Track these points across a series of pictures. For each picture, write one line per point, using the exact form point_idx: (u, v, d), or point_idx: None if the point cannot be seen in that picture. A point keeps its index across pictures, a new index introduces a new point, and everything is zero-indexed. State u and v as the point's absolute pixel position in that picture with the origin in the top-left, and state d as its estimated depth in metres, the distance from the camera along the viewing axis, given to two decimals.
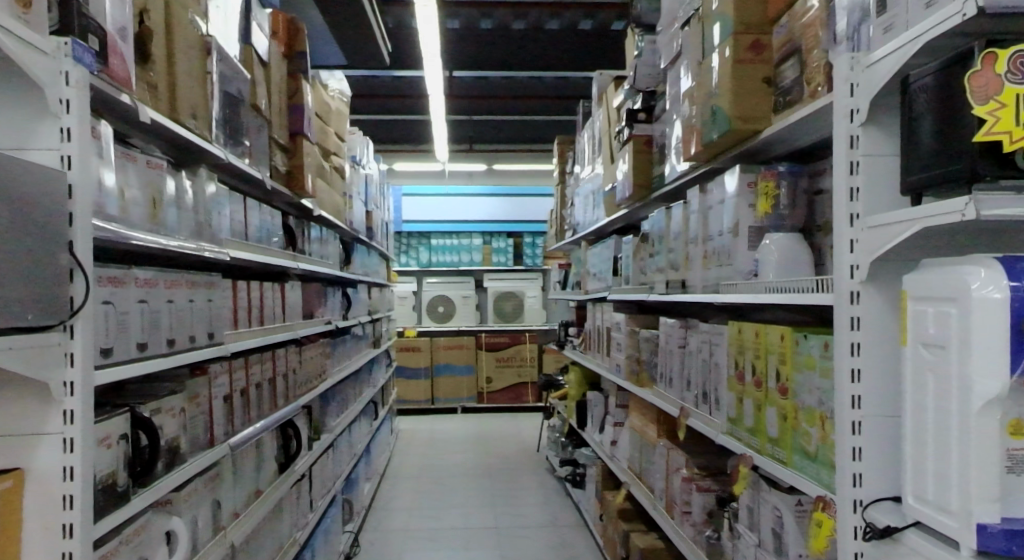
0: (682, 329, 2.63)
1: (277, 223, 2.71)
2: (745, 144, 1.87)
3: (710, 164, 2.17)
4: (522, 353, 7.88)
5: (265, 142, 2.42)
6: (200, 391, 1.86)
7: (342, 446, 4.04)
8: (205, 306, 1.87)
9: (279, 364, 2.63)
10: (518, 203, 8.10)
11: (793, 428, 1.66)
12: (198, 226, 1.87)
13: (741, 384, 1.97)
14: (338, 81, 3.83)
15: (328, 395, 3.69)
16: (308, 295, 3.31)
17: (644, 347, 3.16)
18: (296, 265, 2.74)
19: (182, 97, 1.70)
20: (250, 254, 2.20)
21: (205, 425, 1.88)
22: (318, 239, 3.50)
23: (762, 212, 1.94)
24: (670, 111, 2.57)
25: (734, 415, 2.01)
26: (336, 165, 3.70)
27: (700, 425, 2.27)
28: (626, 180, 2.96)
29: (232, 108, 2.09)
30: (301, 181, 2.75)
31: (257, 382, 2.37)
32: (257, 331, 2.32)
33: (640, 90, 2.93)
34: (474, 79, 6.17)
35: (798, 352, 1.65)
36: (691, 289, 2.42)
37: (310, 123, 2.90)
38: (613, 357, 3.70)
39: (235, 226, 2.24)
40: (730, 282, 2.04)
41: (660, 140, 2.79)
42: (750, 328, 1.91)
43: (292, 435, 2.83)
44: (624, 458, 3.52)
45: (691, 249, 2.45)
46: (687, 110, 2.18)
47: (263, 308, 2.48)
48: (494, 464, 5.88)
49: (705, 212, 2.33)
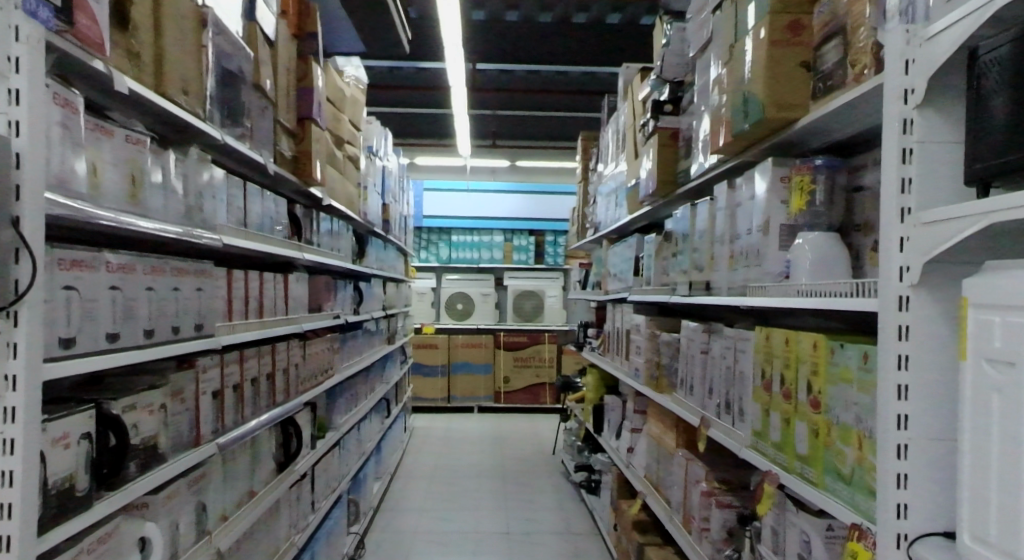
0: (704, 334, 2.48)
1: (282, 211, 2.59)
2: (779, 136, 1.72)
3: (739, 157, 2.01)
4: (540, 353, 7.74)
5: (269, 125, 2.31)
6: (185, 386, 1.76)
7: (350, 444, 3.94)
8: (195, 296, 1.76)
9: (280, 360, 2.53)
10: (542, 200, 7.94)
11: (825, 446, 1.51)
12: (188, 211, 1.75)
13: (768, 395, 1.81)
14: (355, 68, 3.73)
15: (336, 392, 3.59)
16: (316, 288, 3.22)
17: (664, 351, 3.01)
18: (301, 255, 2.63)
19: (171, 71, 1.59)
20: (247, 242, 2.09)
21: (190, 424, 1.78)
22: (329, 231, 3.40)
23: (796, 209, 1.78)
24: (698, 102, 2.42)
25: (760, 428, 1.86)
26: (350, 155, 3.58)
27: (722, 437, 2.12)
28: (650, 176, 2.81)
29: (232, 88, 1.99)
30: (308, 168, 2.63)
31: (254, 377, 2.26)
32: (254, 324, 2.21)
33: (667, 81, 2.78)
34: (498, 72, 6.05)
35: (832, 364, 1.50)
36: (715, 291, 2.27)
37: (321, 108, 2.78)
38: (632, 361, 3.56)
39: (233, 212, 2.13)
40: (759, 284, 1.88)
41: (686, 133, 2.64)
42: (779, 335, 1.76)
43: (293, 433, 2.73)
44: (641, 466, 3.37)
45: (716, 249, 2.29)
46: (716, 99, 2.03)
47: (263, 299, 2.36)
48: (509, 466, 5.76)
49: (733, 210, 2.17)
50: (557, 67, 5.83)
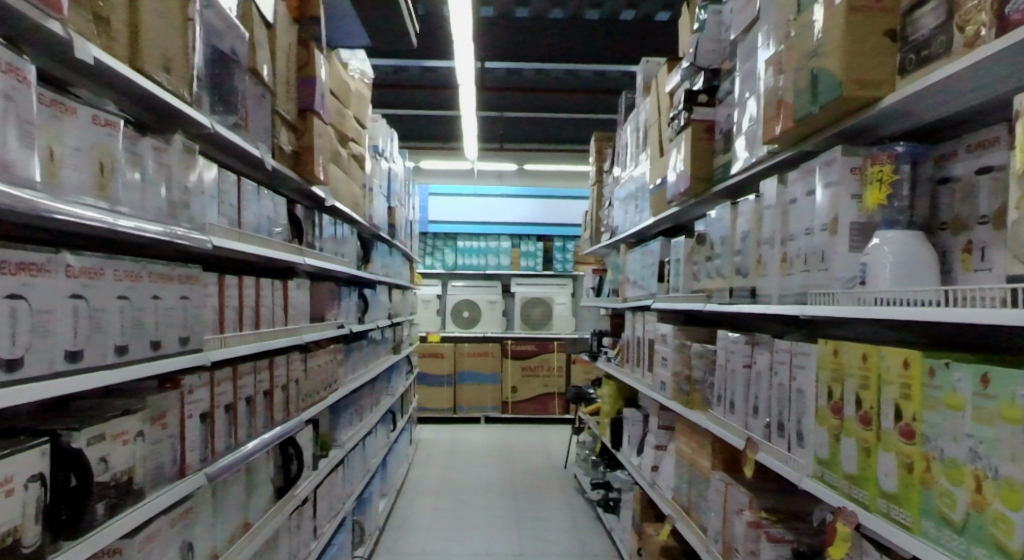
0: (748, 346, 2.25)
1: (281, 211, 2.36)
2: (853, 120, 1.49)
3: (797, 148, 1.77)
4: (550, 362, 7.50)
5: (267, 115, 2.08)
6: (168, 409, 1.53)
7: (354, 462, 3.71)
8: (180, 305, 1.54)
9: (279, 376, 2.30)
10: (551, 205, 7.72)
11: (921, 484, 1.27)
12: (172, 207, 1.52)
13: (838, 419, 1.57)
14: (360, 62, 3.55)
15: (339, 407, 3.36)
16: (318, 296, 2.99)
17: (696, 364, 2.78)
18: (302, 260, 2.40)
19: (150, 43, 1.36)
20: (243, 245, 1.86)
21: (173, 452, 1.55)
22: (332, 235, 3.17)
23: (871, 204, 1.55)
24: (740, 90, 2.18)
25: (827, 456, 1.62)
26: (354, 153, 3.35)
27: (775, 463, 1.88)
28: (682, 173, 2.57)
29: (225, 71, 1.76)
30: (310, 165, 2.40)
31: (250, 395, 2.03)
32: (250, 336, 1.98)
33: (701, 69, 2.54)
34: (507, 71, 5.82)
35: (930, 386, 1.26)
36: (763, 299, 2.03)
37: (323, 100, 2.55)
38: (656, 374, 3.32)
39: (226, 210, 1.89)
40: (825, 291, 1.64)
41: (723, 125, 2.40)
42: (854, 350, 1.52)
43: (293, 455, 2.50)
44: (668, 487, 3.14)
45: (764, 252, 2.06)
46: (769, 80, 1.79)
47: (259, 308, 2.13)
48: (520, 481, 5.52)
49: (785, 208, 1.94)
50: (568, 66, 5.60)
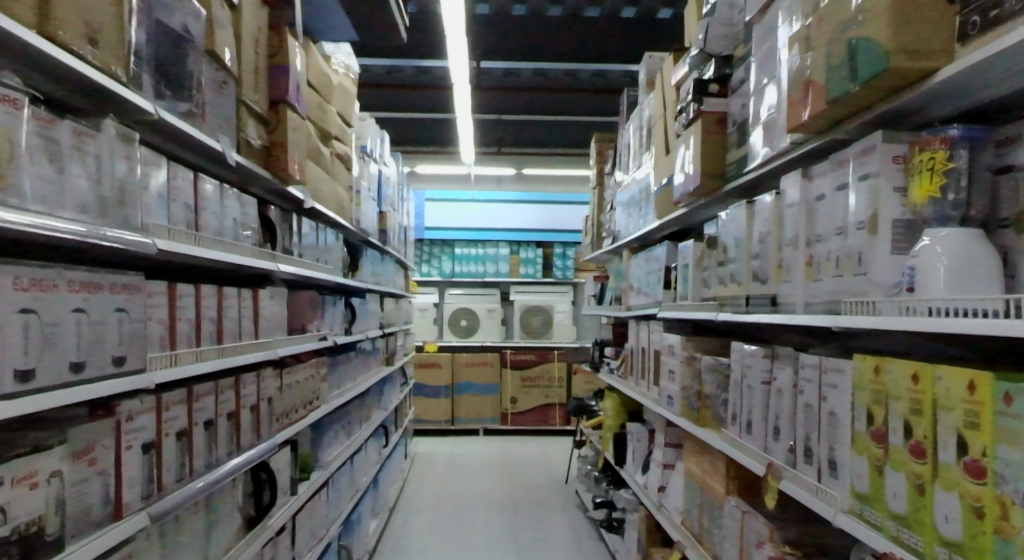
0: (767, 361, 2.03)
1: (251, 213, 2.15)
2: (898, 98, 1.27)
3: (826, 136, 1.56)
4: (550, 372, 7.27)
5: (228, 104, 1.87)
6: (97, 440, 1.32)
7: (341, 482, 3.48)
8: (110, 319, 1.33)
9: (248, 396, 2.08)
10: (551, 210, 7.51)
11: (996, 534, 1.06)
12: (102, 204, 1.31)
13: (881, 448, 1.35)
14: (344, 56, 3.40)
15: (324, 424, 3.13)
16: (296, 305, 2.77)
17: (708, 378, 2.56)
18: (275, 266, 2.19)
19: (66, 8, 1.16)
20: (199, 250, 1.65)
21: (106, 490, 1.34)
22: (314, 240, 2.96)
23: (920, 197, 1.31)
24: (757, 76, 1.97)
25: (867, 491, 1.40)
26: (339, 153, 3.14)
27: (802, 495, 1.65)
28: (692, 170, 2.35)
29: (172, 52, 1.55)
30: (283, 162, 2.19)
31: (210, 417, 1.81)
32: (210, 351, 1.76)
33: (712, 57, 2.31)
34: (504, 71, 5.63)
35: (1006, 415, 1.05)
36: (785, 308, 1.82)
37: (299, 92, 2.34)
38: (663, 388, 3.10)
39: (178, 210, 1.68)
40: (862, 299, 1.42)
41: (737, 117, 2.19)
42: (901, 367, 1.30)
43: (265, 481, 2.28)
44: (677, 509, 2.91)
45: (785, 255, 1.84)
46: (794, 59, 1.58)
47: (222, 320, 1.91)
48: (520, 497, 5.28)
49: (811, 205, 1.72)
50: (568, 65, 5.40)
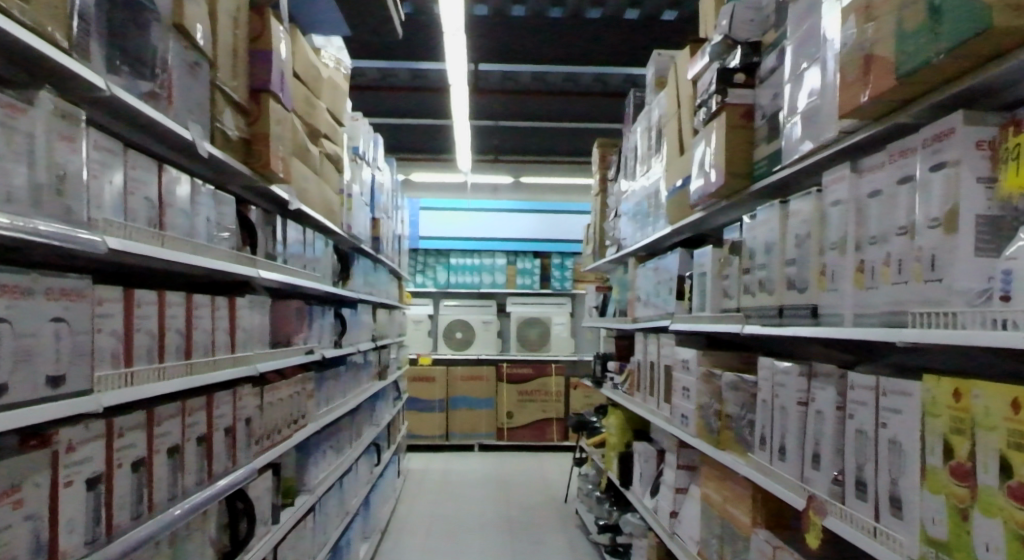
0: (804, 379, 1.82)
1: (228, 212, 1.93)
2: (993, 68, 1.07)
3: (884, 122, 1.35)
4: (548, 386, 7.04)
5: (200, 87, 1.65)
6: (28, 476, 1.09)
7: (329, 505, 3.25)
8: (43, 330, 1.12)
9: (223, 417, 1.85)
10: (550, 219, 7.31)
11: None
12: (37, 193, 1.10)
13: (966, 487, 1.14)
14: (335, 50, 3.19)
15: (311, 445, 2.90)
16: (281, 315, 2.55)
17: (728, 396, 2.35)
18: (255, 272, 1.97)
19: None
20: (163, 252, 1.43)
21: (38, 538, 1.11)
22: (301, 245, 2.74)
23: (1011, 189, 1.12)
24: (794, 60, 1.76)
25: (945, 538, 1.18)
26: (330, 152, 2.93)
27: (854, 534, 1.43)
28: (714, 167, 2.14)
29: (129, 20, 1.34)
30: (266, 156, 1.98)
31: (176, 444, 1.59)
32: (176, 368, 1.54)
33: (738, 44, 2.11)
34: (502, 73, 5.43)
35: None
36: (830, 321, 1.61)
37: (284, 81, 2.13)
38: (676, 405, 2.88)
39: (139, 206, 1.46)
40: (938, 311, 1.21)
41: (767, 108, 1.99)
42: (992, 392, 1.09)
43: (243, 511, 2.05)
44: (692, 538, 2.69)
45: (829, 260, 1.63)
46: (849, 33, 1.37)
47: (192, 332, 1.68)
48: (517, 517, 5.04)
49: (861, 203, 1.52)
50: (569, 68, 5.21)
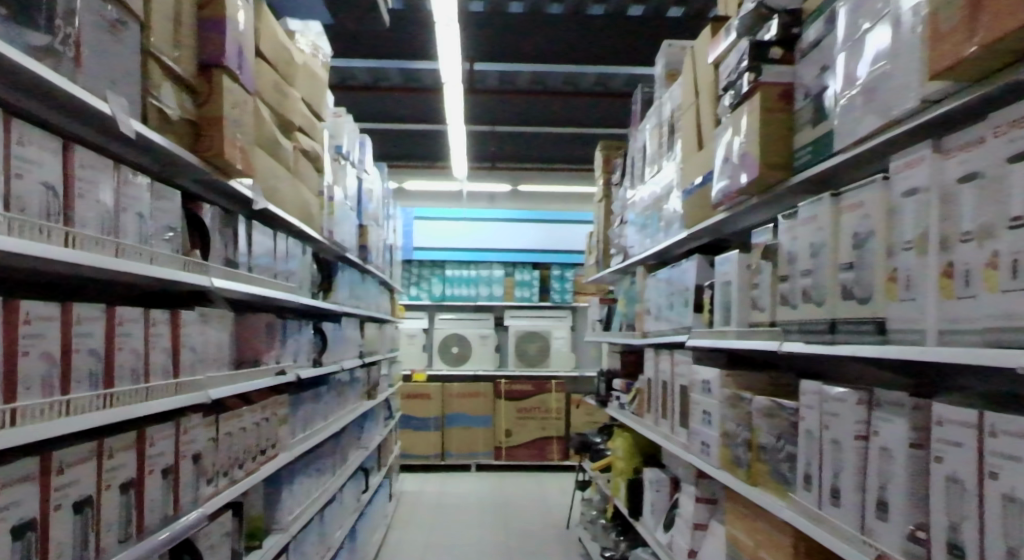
0: (863, 410, 1.51)
1: (168, 208, 1.61)
2: None
3: (988, 82, 1.05)
4: (548, 403, 6.69)
5: (126, 51, 1.35)
6: None
7: (308, 540, 2.91)
8: None
9: (160, 455, 1.53)
10: (549, 229, 7.02)
11: None
12: None
13: None
14: (315, 36, 2.86)
15: (283, 477, 2.57)
16: (247, 331, 2.23)
17: (761, 423, 2.02)
18: (205, 279, 1.65)
19: None
20: (61, 252, 1.12)
21: None
22: (271, 250, 2.41)
23: None
24: (851, 24, 1.46)
25: None
26: (307, 148, 2.61)
27: None
28: (746, 157, 1.83)
29: None
30: (217, 143, 1.66)
31: (87, 495, 1.27)
32: (85, 400, 1.22)
33: (773, 14, 1.81)
34: (499, 73, 5.13)
35: None
36: (905, 339, 1.29)
37: (243, 58, 1.81)
38: (695, 431, 2.56)
39: (36, 193, 1.15)
40: None
41: (811, 86, 1.69)
42: None
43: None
44: None
45: (901, 262, 1.32)
46: None
47: (114, 354, 1.36)
48: (516, 545, 4.70)
49: (946, 190, 1.21)
50: (569, 67, 4.91)
